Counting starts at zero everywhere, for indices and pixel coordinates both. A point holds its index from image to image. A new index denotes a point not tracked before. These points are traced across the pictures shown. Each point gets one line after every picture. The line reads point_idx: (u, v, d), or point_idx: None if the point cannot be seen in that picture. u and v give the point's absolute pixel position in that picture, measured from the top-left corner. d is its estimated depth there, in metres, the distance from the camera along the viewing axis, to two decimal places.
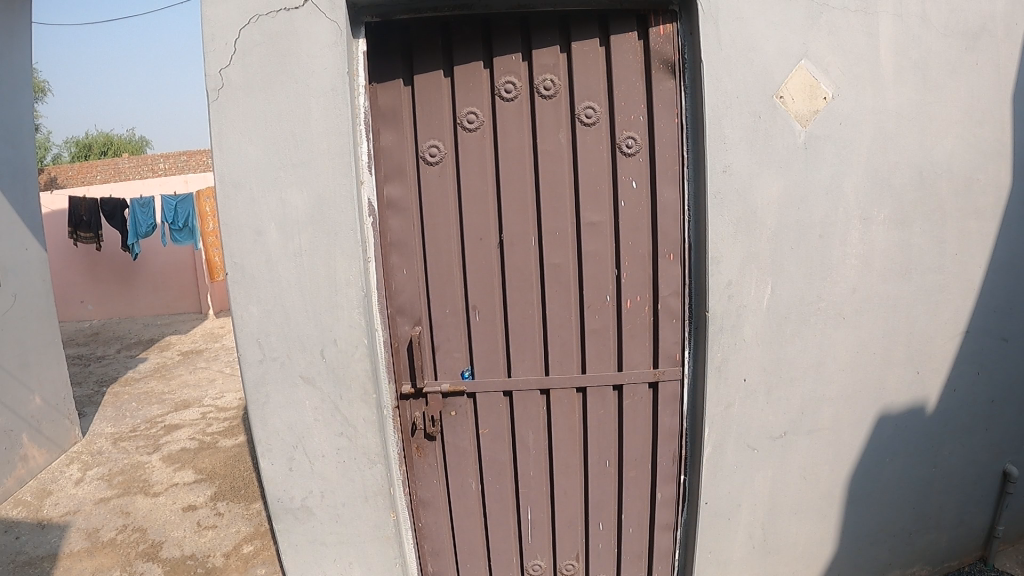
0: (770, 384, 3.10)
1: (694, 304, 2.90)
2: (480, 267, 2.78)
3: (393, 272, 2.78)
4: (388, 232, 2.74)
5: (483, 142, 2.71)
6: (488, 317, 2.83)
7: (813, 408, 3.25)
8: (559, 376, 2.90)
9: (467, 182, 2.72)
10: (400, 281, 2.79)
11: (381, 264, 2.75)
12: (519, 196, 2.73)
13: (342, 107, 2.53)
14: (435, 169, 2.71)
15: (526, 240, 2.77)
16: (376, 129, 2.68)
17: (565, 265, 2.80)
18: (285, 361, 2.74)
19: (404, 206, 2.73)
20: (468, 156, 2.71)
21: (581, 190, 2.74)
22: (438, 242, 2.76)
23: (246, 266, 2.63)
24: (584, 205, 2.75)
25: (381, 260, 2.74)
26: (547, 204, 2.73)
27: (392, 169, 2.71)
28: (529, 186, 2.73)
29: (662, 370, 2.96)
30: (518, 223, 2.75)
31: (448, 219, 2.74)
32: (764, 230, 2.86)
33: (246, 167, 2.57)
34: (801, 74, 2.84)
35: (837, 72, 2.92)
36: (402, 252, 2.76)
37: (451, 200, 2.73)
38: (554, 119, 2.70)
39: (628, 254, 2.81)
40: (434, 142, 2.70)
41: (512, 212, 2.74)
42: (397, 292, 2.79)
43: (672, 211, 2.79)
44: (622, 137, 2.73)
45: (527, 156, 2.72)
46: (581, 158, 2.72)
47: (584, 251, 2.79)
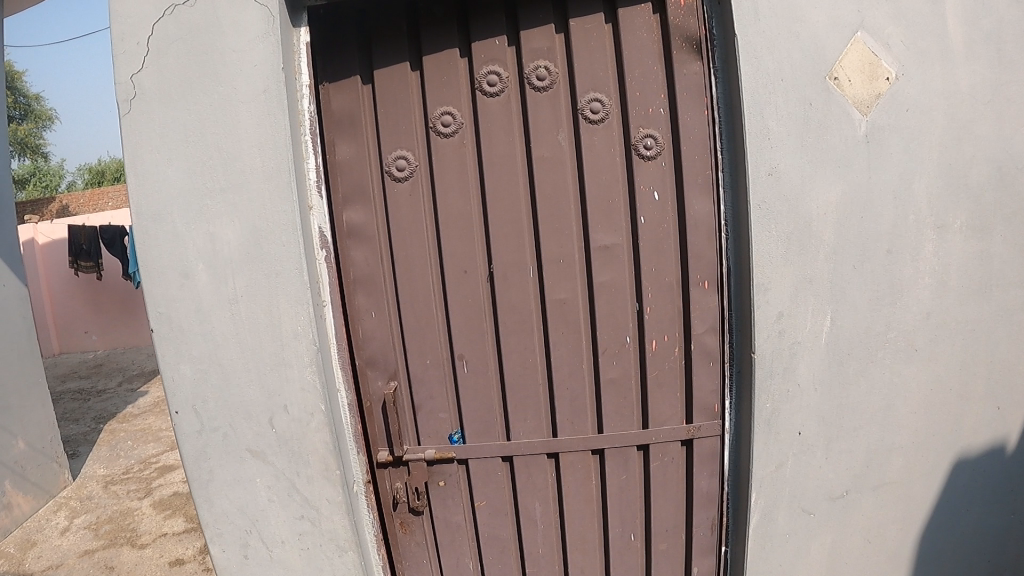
0: (828, 434, 2.54)
1: (737, 342, 2.33)
2: (465, 308, 2.18)
3: (357, 317, 2.21)
4: (349, 267, 2.18)
5: (463, 150, 2.12)
6: (478, 370, 2.24)
7: (881, 459, 2.66)
8: (569, 438, 2.31)
9: (443, 202, 2.13)
10: (368, 329, 2.22)
11: (340, 307, 2.18)
12: (510, 216, 2.13)
13: (277, 113, 1.98)
14: (403, 187, 2.13)
15: (523, 270, 2.15)
16: (328, 142, 2.13)
17: (572, 300, 2.18)
18: (229, 433, 2.17)
19: (365, 235, 2.16)
20: (444, 168, 2.12)
21: (589, 204, 2.13)
22: (411, 277, 2.17)
23: (174, 317, 2.09)
24: (594, 225, 2.13)
25: (340, 303, 2.18)
26: (546, 225, 2.13)
27: (349, 189, 2.14)
28: (523, 203, 2.12)
29: (697, 426, 2.40)
30: (509, 251, 2.15)
31: (420, 249, 2.16)
32: (819, 249, 2.33)
33: (168, 194, 2.03)
34: (858, 49, 2.30)
35: (900, 46, 2.36)
36: (366, 292, 2.19)
37: (425, 224, 2.15)
38: (552, 117, 2.10)
39: (651, 283, 2.19)
40: (401, 153, 2.12)
41: (502, 236, 2.14)
42: (365, 340, 2.23)
43: (706, 226, 2.20)
44: (638, 136, 2.12)
45: (519, 164, 2.12)
46: (589, 165, 2.11)
47: (595, 282, 2.17)
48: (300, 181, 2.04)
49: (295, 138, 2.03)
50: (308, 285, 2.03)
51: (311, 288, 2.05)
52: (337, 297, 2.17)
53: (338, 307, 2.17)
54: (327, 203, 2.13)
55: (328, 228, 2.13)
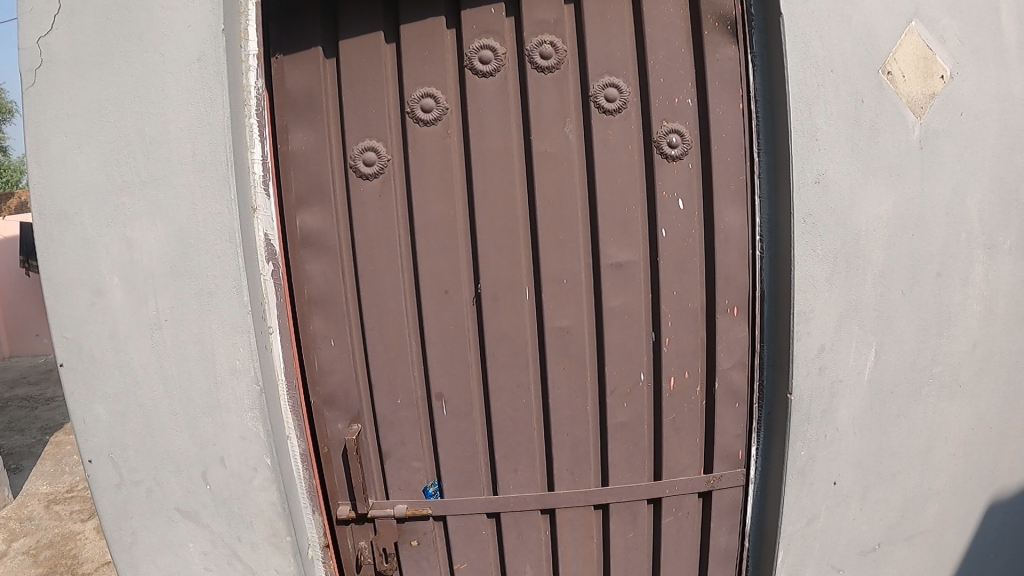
0: (865, 484, 2.17)
1: (769, 379, 1.99)
2: (444, 338, 1.77)
3: (311, 344, 1.81)
4: (302, 284, 1.78)
5: (446, 143, 1.70)
6: (459, 413, 1.83)
7: (916, 509, 2.29)
8: (568, 492, 1.92)
9: (418, 207, 1.71)
10: (325, 361, 1.82)
11: (291, 332, 1.78)
12: (502, 227, 1.71)
13: (213, 87, 1.57)
14: (372, 186, 1.72)
15: (517, 292, 1.74)
16: (280, 128, 1.74)
17: (574, 328, 1.77)
18: (155, 488, 1.73)
19: (322, 244, 1.75)
20: (421, 164, 1.69)
21: (600, 212, 1.71)
22: (377, 298, 1.76)
23: (84, 346, 1.65)
24: (604, 238, 1.73)
25: (292, 326, 1.79)
26: (546, 237, 1.71)
27: (304, 188, 1.74)
28: (518, 209, 1.70)
29: (717, 476, 2.03)
30: (499, 269, 1.72)
31: (390, 264, 1.74)
32: (868, 271, 1.95)
33: (78, 189, 1.59)
34: (911, 41, 1.93)
35: (955, 41, 2.00)
36: (323, 315, 1.79)
37: (397, 233, 1.73)
38: (557, 104, 1.68)
39: (672, 310, 1.80)
40: (367, 142, 1.71)
41: (492, 250, 1.71)
42: (324, 373, 1.83)
43: (739, 242, 1.83)
44: (662, 132, 1.73)
45: (515, 162, 1.69)
46: (601, 165, 1.70)
47: (603, 308, 1.76)
48: (241, 176, 1.63)
49: (237, 119, 1.61)
50: (249, 310, 1.63)
51: (253, 312, 1.64)
52: (287, 320, 1.77)
53: (287, 333, 1.76)
54: (275, 204, 1.72)
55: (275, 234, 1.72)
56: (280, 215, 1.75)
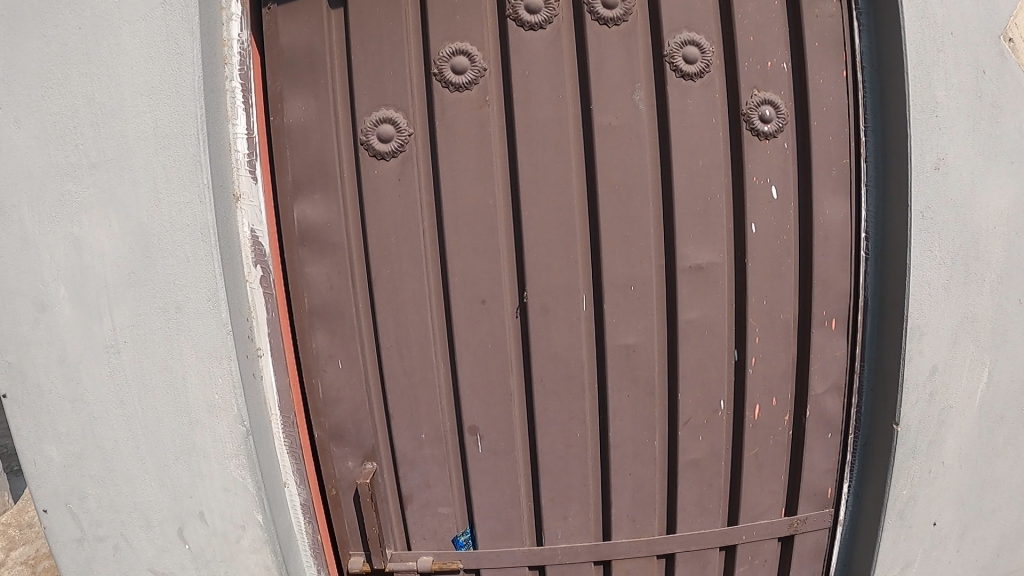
0: (964, 523, 1.68)
1: (867, 407, 1.63)
2: (479, 360, 1.42)
3: (313, 365, 1.50)
4: (302, 292, 1.46)
5: (481, 114, 1.35)
6: (496, 450, 1.50)
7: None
8: (626, 543, 1.56)
9: (447, 194, 1.36)
10: (330, 385, 1.50)
11: (287, 349, 1.46)
12: (553, 220, 1.36)
13: (181, 40, 1.24)
14: (390, 168, 1.37)
15: (573, 301, 1.39)
16: (275, 100, 1.42)
17: (640, 348, 1.42)
18: (121, 547, 1.40)
19: (326, 244, 1.43)
20: (451, 140, 1.35)
21: (675, 203, 1.36)
22: (395, 309, 1.43)
23: (30, 371, 1.32)
24: (680, 233, 1.37)
25: (289, 342, 1.47)
26: (607, 233, 1.36)
27: (305, 173, 1.42)
28: (574, 198, 1.36)
29: (802, 519, 1.67)
30: (548, 274, 1.37)
31: (409, 267, 1.40)
32: (987, 276, 1.53)
33: (18, 174, 1.26)
34: None
35: None
36: (327, 329, 1.48)
37: (419, 228, 1.39)
38: (624, 66, 1.34)
39: (760, 324, 1.45)
40: (385, 113, 1.36)
41: (538, 249, 1.37)
42: (330, 400, 1.51)
43: (842, 239, 1.48)
44: (753, 102, 1.36)
45: (568, 139, 1.35)
46: (678, 140, 1.35)
47: (678, 323, 1.41)
48: (217, 157, 1.29)
49: (213, 85, 1.29)
50: (230, 330, 1.30)
51: (234, 334, 1.32)
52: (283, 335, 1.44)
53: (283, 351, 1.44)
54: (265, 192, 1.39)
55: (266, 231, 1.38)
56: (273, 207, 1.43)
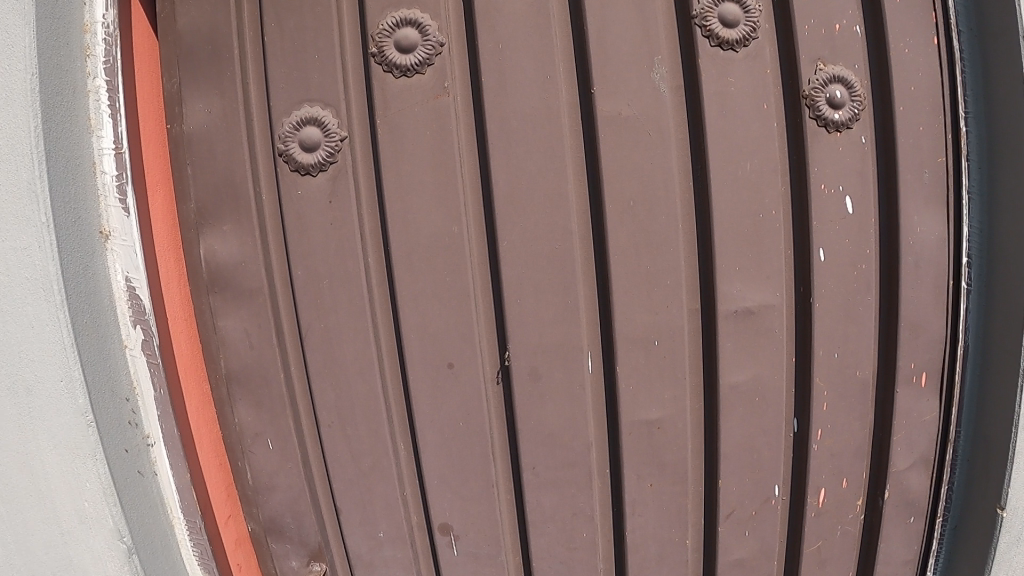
0: None
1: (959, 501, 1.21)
2: (446, 443, 1.04)
3: (235, 446, 1.13)
4: (216, 352, 1.11)
5: (439, 106, 0.93)
6: (477, 557, 1.10)
7: None
8: None
9: (393, 223, 0.94)
10: (259, 470, 1.13)
11: (202, 429, 1.11)
12: (546, 253, 0.93)
13: (7, 23, 0.89)
14: (320, 185, 0.98)
15: (572, 364, 0.96)
16: (172, 104, 1.07)
17: (666, 424, 1.00)
18: None
19: (239, 291, 1.07)
20: (398, 144, 0.93)
21: (719, 226, 0.93)
22: (333, 375, 1.04)
23: None
24: (724, 268, 0.94)
25: (205, 419, 1.11)
26: (622, 273, 0.93)
27: (209, 197, 1.06)
28: (571, 220, 0.93)
29: None
30: (541, 331, 0.95)
31: (347, 320, 1.01)
32: None
33: None
34: None
35: None
36: (250, 401, 1.10)
37: (360, 267, 0.98)
38: (639, 32, 0.93)
39: (833, 380, 1.07)
40: (311, 111, 0.97)
41: (528, 294, 0.94)
42: (261, 489, 1.14)
43: (939, 264, 1.09)
44: (818, 80, 0.98)
45: (564, 139, 0.92)
46: (717, 135, 0.93)
47: (719, 386, 0.99)
48: (68, 183, 0.93)
49: (58, 84, 0.92)
50: (93, 417, 0.95)
51: (101, 423, 0.97)
52: (192, 411, 1.09)
53: (195, 432, 1.09)
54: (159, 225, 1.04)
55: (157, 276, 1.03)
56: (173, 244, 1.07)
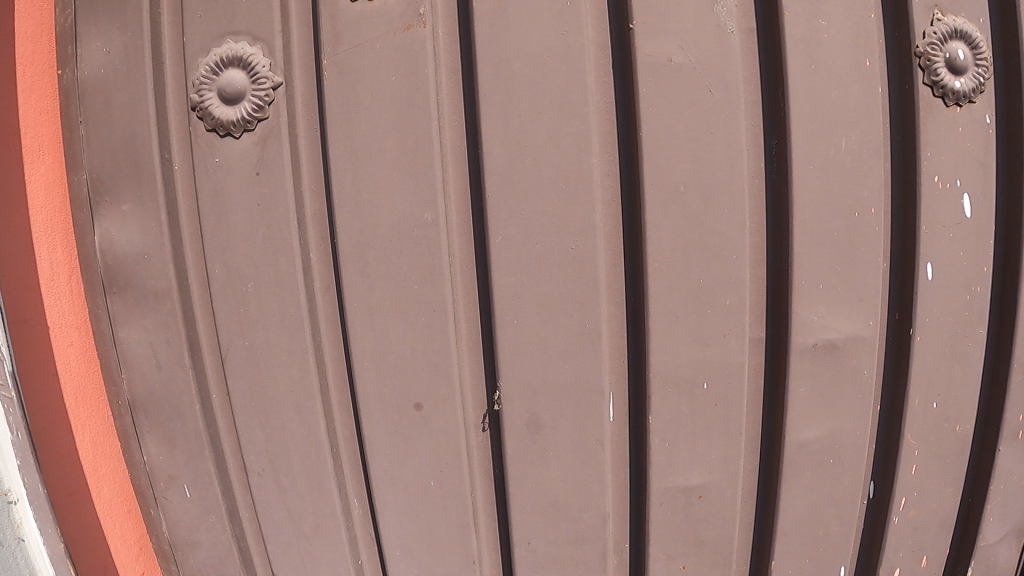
0: None
1: None
2: (412, 508, 0.75)
3: (147, 490, 0.82)
4: (116, 370, 0.79)
5: (411, 44, 0.66)
6: None
7: None
8: None
9: (342, 200, 0.67)
10: (174, 525, 0.83)
11: (104, 474, 0.80)
12: (555, 256, 0.66)
13: None
14: (244, 151, 0.71)
15: (586, 412, 0.69)
16: (64, 42, 0.76)
17: (710, 494, 0.71)
18: None
19: (141, 293, 0.76)
20: (352, 96, 0.66)
21: (800, 226, 0.66)
22: (261, 410, 0.76)
23: None
24: (803, 283, 0.67)
25: (109, 463, 0.81)
26: (662, 288, 0.66)
27: (103, 164, 0.74)
28: (593, 211, 0.65)
29: None
30: (546, 365, 0.68)
31: (279, 337, 0.74)
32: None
33: None
34: None
35: None
36: (160, 436, 0.80)
37: (296, 263, 0.71)
38: None
39: (932, 441, 0.77)
40: (235, 47, 0.70)
41: (529, 315, 0.67)
42: (180, 547, 0.83)
43: None
44: (938, 32, 0.73)
45: (586, 94, 0.64)
46: (804, 98, 0.66)
47: (783, 443, 0.71)
48: None
49: None
50: None
51: None
52: (83, 454, 0.79)
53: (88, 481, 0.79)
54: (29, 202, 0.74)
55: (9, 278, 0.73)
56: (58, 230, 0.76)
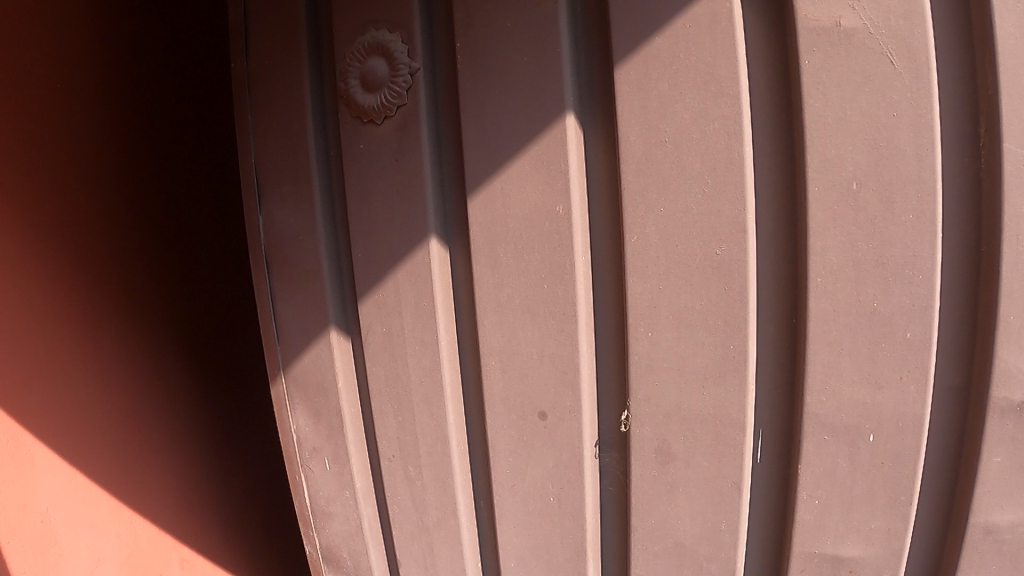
0: None
1: None
2: (531, 522, 0.68)
3: (294, 455, 0.80)
4: (275, 339, 0.77)
5: (541, 17, 0.59)
6: None
7: None
8: None
9: (476, 185, 0.63)
10: (315, 493, 0.80)
11: (52, 523, 0.66)
12: (701, 262, 0.56)
13: None
14: (384, 137, 0.66)
15: (724, 449, 0.59)
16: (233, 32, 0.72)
17: (862, 570, 0.59)
18: None
19: (296, 267, 0.73)
20: (480, 78, 0.62)
21: (1011, 243, 0.51)
22: (395, 397, 0.72)
23: None
24: (1011, 322, 0.51)
25: (128, 495, 0.74)
26: (826, 311, 0.54)
27: (268, 140, 0.71)
28: (747, 213, 0.55)
29: None
30: (681, 390, 0.59)
31: (412, 328, 0.69)
32: None
33: None
34: None
35: None
36: (309, 410, 0.77)
37: (431, 249, 0.66)
38: None
39: None
40: (375, 35, 0.65)
41: (665, 329, 0.58)
42: (319, 516, 0.80)
43: None
44: None
45: (739, 68, 0.54)
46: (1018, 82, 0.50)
47: (964, 524, 0.56)
48: None
49: None
50: None
51: None
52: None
53: None
54: (106, 173, 0.74)
55: (38, 247, 0.64)
56: (135, 227, 0.78)
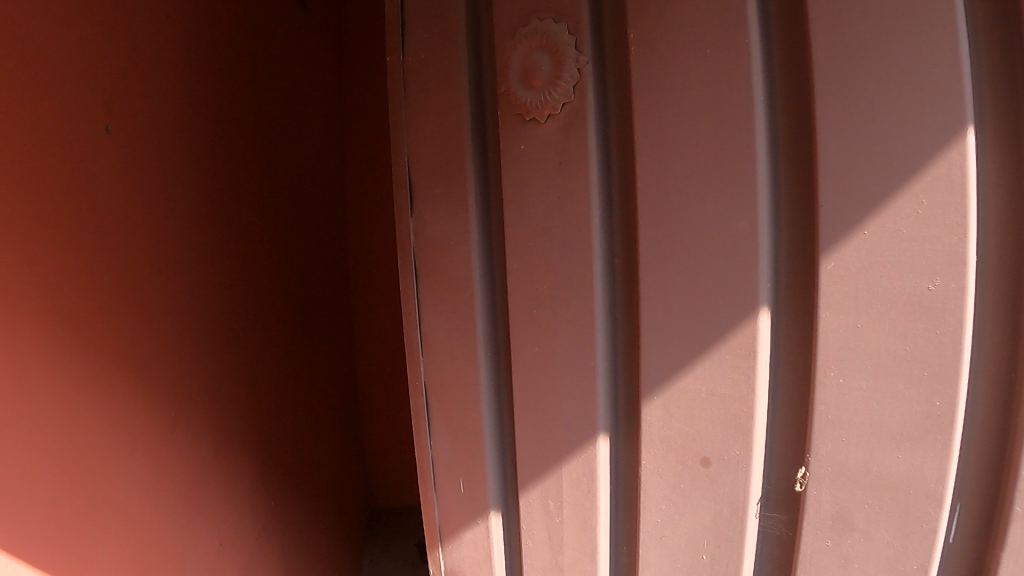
0: None
1: None
2: None
3: (427, 474, 0.71)
4: (417, 346, 0.67)
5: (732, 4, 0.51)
6: None
7: None
8: None
9: (647, 194, 0.54)
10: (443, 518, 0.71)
11: None
12: (907, 300, 0.48)
13: None
14: (546, 138, 0.58)
15: (914, 517, 0.51)
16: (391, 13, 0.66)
17: None
18: None
19: (444, 269, 0.65)
20: (655, 75, 0.53)
21: None
22: (540, 428, 0.62)
23: None
24: None
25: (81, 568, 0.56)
26: None
27: (427, 124, 0.64)
28: (965, 244, 0.47)
29: None
30: (871, 445, 0.51)
31: (574, 352, 0.59)
32: None
33: None
34: None
35: None
36: (452, 452, 0.68)
37: (595, 263, 0.57)
38: None
39: None
40: (541, 26, 0.57)
41: (861, 375, 0.50)
42: (446, 540, 0.72)
43: None
44: None
45: (960, 73, 0.47)
46: None
47: None
48: None
49: None
50: None
51: None
52: None
53: None
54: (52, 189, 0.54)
55: None
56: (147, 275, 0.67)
